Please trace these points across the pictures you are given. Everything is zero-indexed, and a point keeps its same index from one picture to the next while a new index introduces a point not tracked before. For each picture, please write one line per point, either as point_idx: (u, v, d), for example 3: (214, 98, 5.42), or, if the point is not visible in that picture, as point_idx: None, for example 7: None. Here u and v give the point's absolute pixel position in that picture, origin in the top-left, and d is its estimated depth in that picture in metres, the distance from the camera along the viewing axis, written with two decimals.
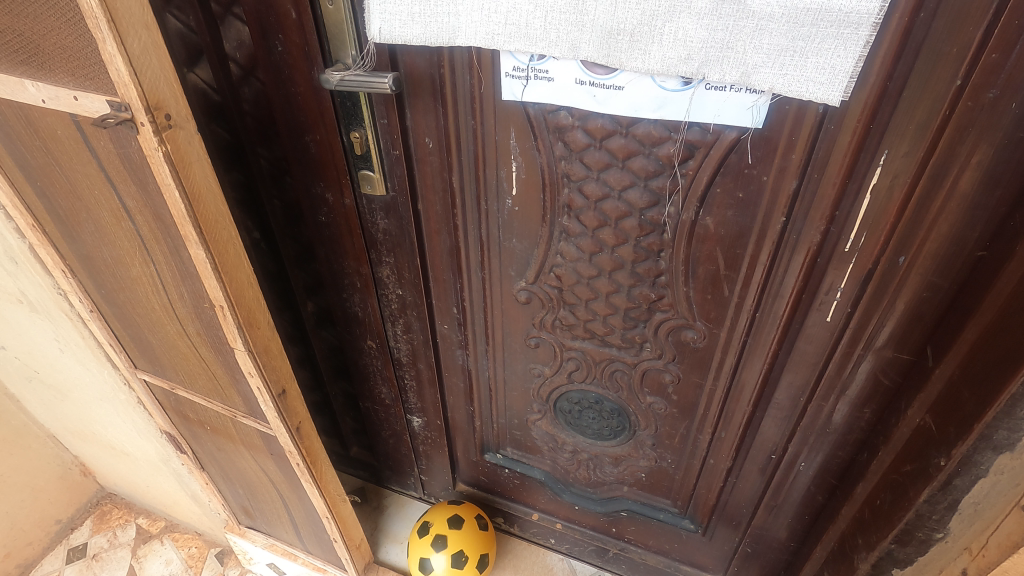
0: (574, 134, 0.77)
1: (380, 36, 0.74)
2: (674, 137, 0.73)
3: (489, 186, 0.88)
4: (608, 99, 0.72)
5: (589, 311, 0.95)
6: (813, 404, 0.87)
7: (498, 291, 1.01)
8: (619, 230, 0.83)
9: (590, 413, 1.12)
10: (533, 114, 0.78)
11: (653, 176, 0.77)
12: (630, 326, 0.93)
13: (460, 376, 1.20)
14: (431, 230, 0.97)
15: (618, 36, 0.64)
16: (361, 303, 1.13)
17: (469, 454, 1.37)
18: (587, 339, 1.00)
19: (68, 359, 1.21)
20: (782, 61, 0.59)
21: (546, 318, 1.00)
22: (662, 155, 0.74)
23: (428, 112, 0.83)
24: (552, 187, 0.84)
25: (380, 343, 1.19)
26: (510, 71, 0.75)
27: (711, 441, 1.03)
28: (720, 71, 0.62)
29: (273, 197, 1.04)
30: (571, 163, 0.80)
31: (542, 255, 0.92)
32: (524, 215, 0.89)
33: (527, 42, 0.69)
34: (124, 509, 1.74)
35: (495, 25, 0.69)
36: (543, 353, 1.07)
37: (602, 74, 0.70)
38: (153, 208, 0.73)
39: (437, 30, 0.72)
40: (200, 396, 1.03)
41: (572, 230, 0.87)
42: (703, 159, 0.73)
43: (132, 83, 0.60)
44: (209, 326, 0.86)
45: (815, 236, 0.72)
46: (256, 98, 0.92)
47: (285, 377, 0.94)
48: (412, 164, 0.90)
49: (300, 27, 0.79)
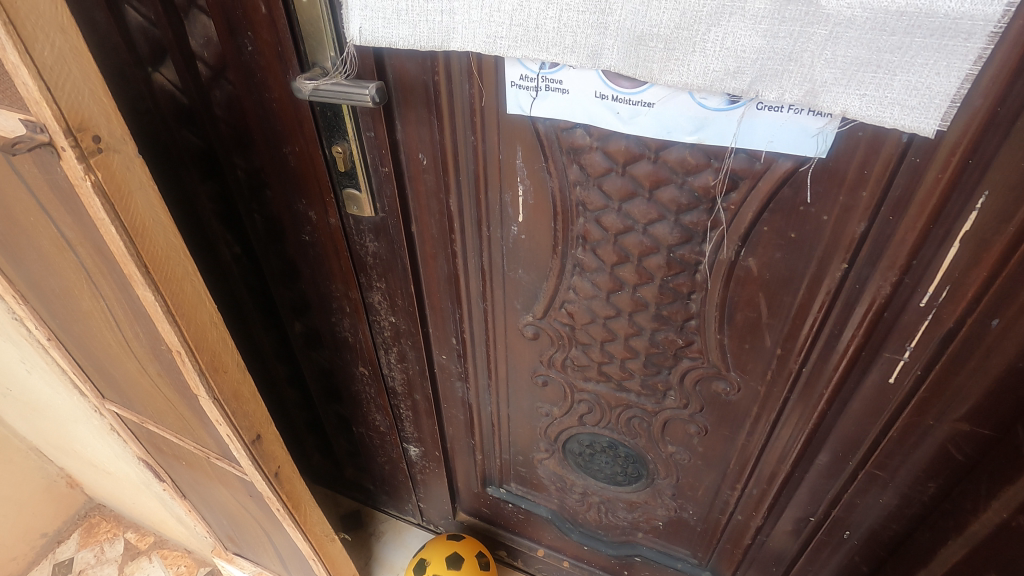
0: (591, 156, 0.64)
1: (362, 37, 0.62)
2: (715, 165, 0.59)
3: (492, 209, 0.76)
4: (634, 118, 0.59)
5: (605, 353, 0.83)
6: (865, 471, 0.75)
7: (502, 324, 0.90)
8: (642, 267, 0.70)
9: (602, 458, 1.00)
10: (543, 131, 0.66)
11: (686, 209, 0.63)
12: (652, 372, 0.81)
13: (460, 408, 1.09)
14: (427, 255, 0.86)
15: (649, 43, 0.52)
16: (351, 328, 1.03)
17: (470, 485, 1.27)
18: (601, 382, 0.88)
19: (37, 380, 1.12)
20: (860, 78, 0.47)
21: (555, 357, 0.88)
22: (698, 186, 0.61)
23: (421, 124, 0.71)
24: (564, 216, 0.71)
25: (372, 371, 1.09)
26: (516, 80, 0.63)
27: (740, 497, 0.91)
28: (778, 89, 0.50)
29: (253, 211, 0.95)
30: (588, 190, 0.67)
31: (552, 289, 0.79)
32: (532, 245, 0.77)
33: (536, 47, 0.57)
34: (112, 523, 1.67)
35: (498, 26, 0.57)
36: (551, 393, 0.95)
37: (629, 87, 0.57)
38: (93, 240, 0.62)
39: (429, 32, 0.60)
40: (172, 432, 0.93)
41: (587, 265, 0.74)
42: (749, 191, 0.60)
43: (44, 100, 0.48)
44: (170, 369, 0.75)
45: (883, 288, 0.59)
46: (229, 102, 0.82)
47: (259, 421, 0.83)
48: (404, 182, 0.78)
49: (272, 23, 0.67)
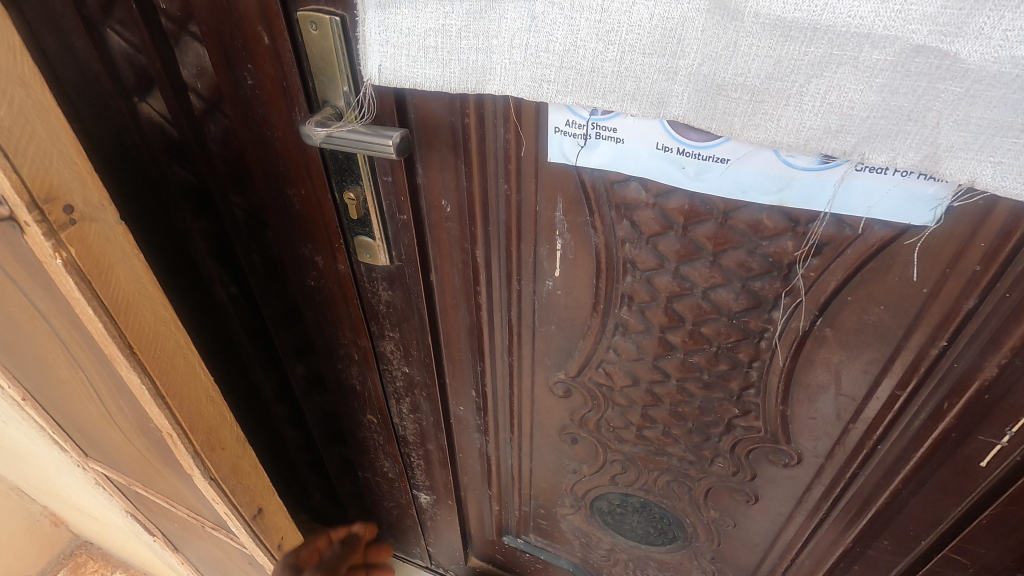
0: (647, 212, 0.56)
1: (381, 77, 0.53)
2: (797, 230, 0.51)
3: (524, 262, 0.68)
4: (702, 173, 0.51)
5: (646, 416, 0.75)
6: (941, 557, 0.67)
7: (529, 379, 0.82)
8: (697, 332, 0.63)
9: (633, 517, 0.93)
10: (590, 182, 0.57)
11: (756, 275, 0.55)
12: (700, 438, 0.74)
13: (477, 459, 1.01)
14: (447, 305, 0.77)
15: (731, 93, 0.44)
16: (359, 375, 0.94)
17: (485, 532, 1.20)
18: (639, 444, 0.80)
19: (14, 429, 1.02)
20: (997, 144, 0.39)
21: (589, 416, 0.80)
22: (773, 250, 0.53)
23: (445, 171, 0.62)
24: (609, 274, 0.63)
25: (381, 419, 1.00)
26: (562, 126, 0.54)
27: (788, 567, 0.84)
28: (889, 151, 0.42)
29: (251, 251, 0.86)
30: (639, 248, 0.59)
31: (590, 348, 0.72)
32: (569, 301, 0.69)
33: (590, 92, 0.48)
34: (99, 561, 1.58)
35: (545, 68, 0.48)
36: (580, 450, 0.87)
37: (698, 139, 0.49)
38: (69, 313, 0.53)
39: (462, 72, 0.51)
40: (162, 498, 0.84)
41: (632, 326, 0.66)
42: (834, 259, 0.52)
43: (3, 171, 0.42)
44: (161, 444, 0.66)
45: (988, 373, 0.51)
46: (225, 137, 0.73)
47: (261, 493, 0.75)
48: (423, 230, 0.69)
49: (276, 55, 0.58)
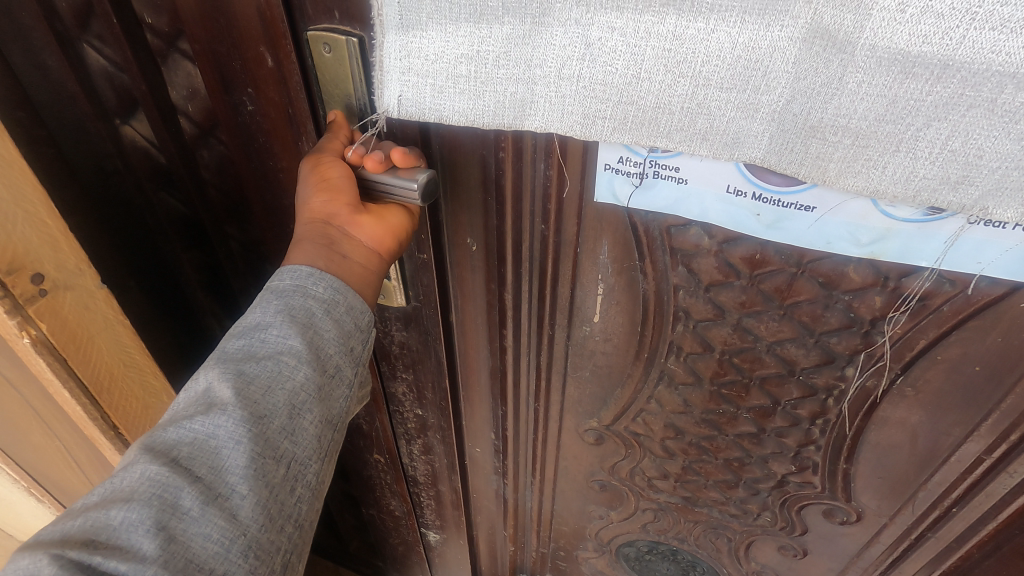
0: (709, 259, 0.50)
1: (404, 109, 0.46)
2: (887, 285, 0.45)
3: (559, 306, 0.61)
4: (780, 220, 0.44)
5: (686, 467, 0.69)
6: None
7: (556, 425, 0.75)
8: (755, 386, 0.57)
9: (663, 564, 0.87)
10: (643, 224, 0.50)
11: (833, 330, 0.49)
12: (747, 492, 0.68)
13: (493, 499, 0.94)
14: (468, 347, 0.70)
15: (830, 134, 0.37)
16: (365, 416, 0.85)
17: (498, 568, 1.14)
18: (675, 494, 0.74)
19: None
20: None
21: (622, 464, 0.74)
22: (857, 305, 0.47)
23: (474, 207, 0.55)
24: (657, 322, 0.57)
25: (389, 461, 0.92)
26: (613, 163, 0.47)
27: None
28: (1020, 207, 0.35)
29: (248, 284, 0.78)
30: (695, 297, 0.53)
31: (628, 397, 0.65)
32: (607, 349, 0.62)
33: (654, 130, 0.41)
34: None
35: (599, 102, 0.41)
36: (608, 497, 0.81)
37: (779, 183, 0.42)
38: None
39: (499, 104, 0.44)
40: None
41: (679, 377, 0.60)
42: (929, 317, 0.46)
43: None
44: None
45: None
46: (220, 165, 0.65)
47: None
48: (445, 270, 0.62)
49: (281, 80, 0.50)
